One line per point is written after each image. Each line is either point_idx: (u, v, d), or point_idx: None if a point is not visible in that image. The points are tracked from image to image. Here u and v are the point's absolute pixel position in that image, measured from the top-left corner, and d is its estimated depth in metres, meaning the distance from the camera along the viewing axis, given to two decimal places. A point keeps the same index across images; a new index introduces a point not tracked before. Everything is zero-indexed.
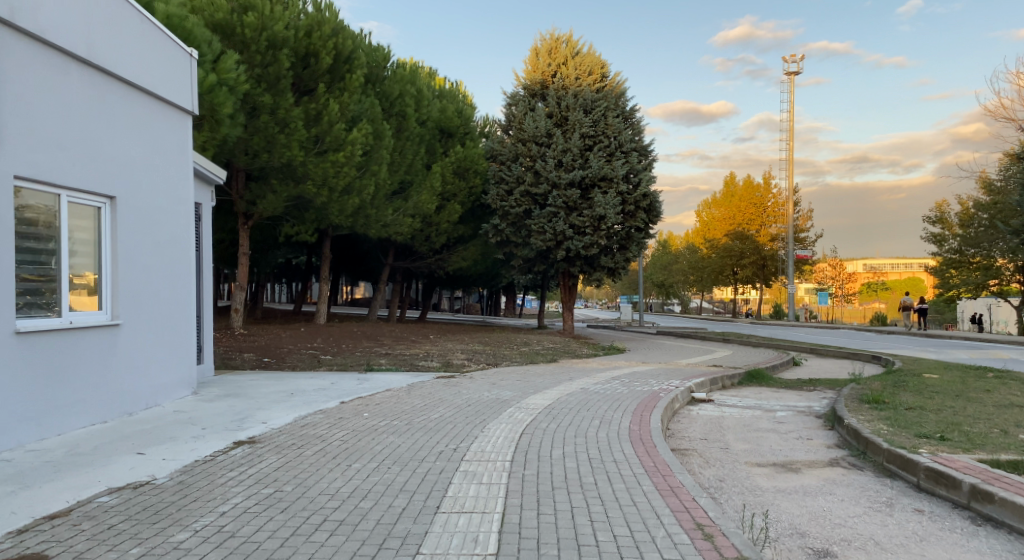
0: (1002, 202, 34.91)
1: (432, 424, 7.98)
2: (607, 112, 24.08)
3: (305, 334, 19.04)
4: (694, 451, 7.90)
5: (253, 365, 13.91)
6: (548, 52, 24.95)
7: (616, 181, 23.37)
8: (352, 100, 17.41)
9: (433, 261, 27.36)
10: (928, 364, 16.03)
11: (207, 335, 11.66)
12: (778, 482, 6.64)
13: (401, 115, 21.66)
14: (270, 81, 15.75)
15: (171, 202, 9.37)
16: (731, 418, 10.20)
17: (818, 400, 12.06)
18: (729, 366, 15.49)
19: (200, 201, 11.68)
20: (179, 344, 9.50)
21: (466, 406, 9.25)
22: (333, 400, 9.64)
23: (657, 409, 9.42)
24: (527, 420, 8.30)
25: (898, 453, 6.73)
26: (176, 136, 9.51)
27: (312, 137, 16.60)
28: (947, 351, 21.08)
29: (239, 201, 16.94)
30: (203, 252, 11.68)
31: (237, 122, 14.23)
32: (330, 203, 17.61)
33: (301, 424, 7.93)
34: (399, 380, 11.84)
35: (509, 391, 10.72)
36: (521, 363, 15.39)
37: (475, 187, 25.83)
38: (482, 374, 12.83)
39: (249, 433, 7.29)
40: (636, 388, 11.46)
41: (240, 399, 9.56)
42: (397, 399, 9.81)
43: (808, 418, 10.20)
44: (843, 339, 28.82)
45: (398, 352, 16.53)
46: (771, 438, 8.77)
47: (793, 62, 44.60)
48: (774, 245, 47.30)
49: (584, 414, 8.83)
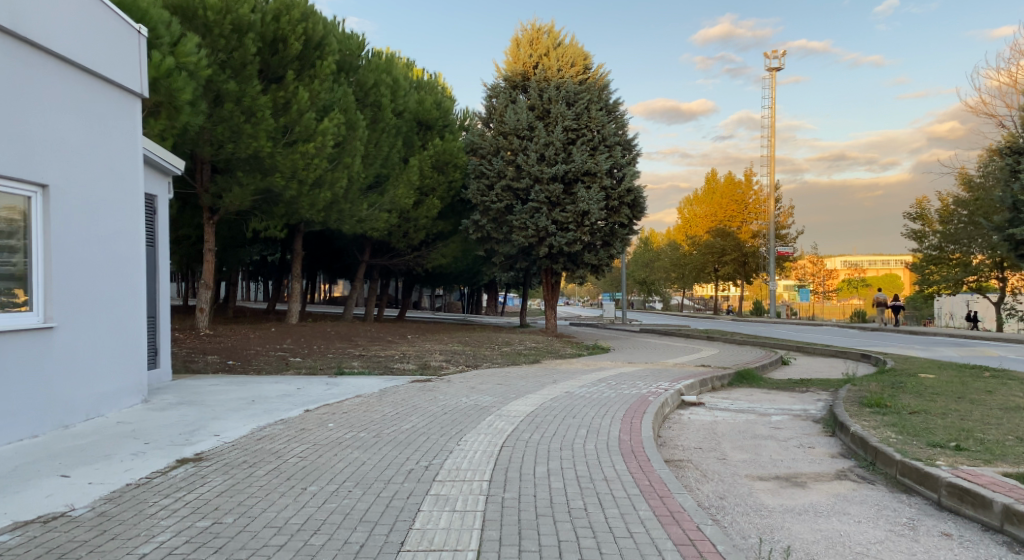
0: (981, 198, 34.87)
1: (404, 436, 7.25)
2: (590, 104, 23.46)
3: (275, 334, 18.18)
4: (689, 463, 7.23)
5: (217, 369, 13.05)
6: (529, 42, 24.26)
7: (599, 176, 22.82)
8: (323, 88, 16.61)
9: (411, 257, 26.54)
10: (921, 363, 15.54)
11: (164, 337, 10.86)
12: (785, 500, 6.00)
13: (377, 106, 20.88)
14: (236, 67, 14.96)
15: (117, 192, 8.56)
16: (725, 423, 9.55)
17: (813, 402, 11.47)
18: (718, 366, 14.89)
19: (154, 193, 10.87)
20: (129, 348, 8.71)
21: (442, 415, 8.52)
22: (297, 409, 8.84)
23: (647, 414, 8.75)
24: (508, 430, 7.59)
25: (913, 465, 6.15)
26: (122, 121, 8.69)
27: (280, 127, 15.81)
28: (934, 350, 20.64)
29: (204, 195, 16.19)
30: (159, 247, 10.88)
31: (198, 109, 13.39)
32: (301, 197, 16.77)
33: (256, 436, 7.14)
34: (371, 385, 11.08)
35: (489, 396, 10.01)
36: (502, 365, 14.69)
37: (455, 182, 25.12)
38: (460, 378, 12.10)
39: (196, 449, 6.51)
40: (623, 391, 10.79)
41: (194, 408, 8.74)
42: (367, 406, 9.04)
43: (806, 423, 9.58)
44: (827, 337, 28.51)
45: (372, 353, 15.73)
46: (770, 446, 8.15)
47: (774, 58, 44.50)
48: (756, 241, 47.01)
49: (569, 422, 8.14)
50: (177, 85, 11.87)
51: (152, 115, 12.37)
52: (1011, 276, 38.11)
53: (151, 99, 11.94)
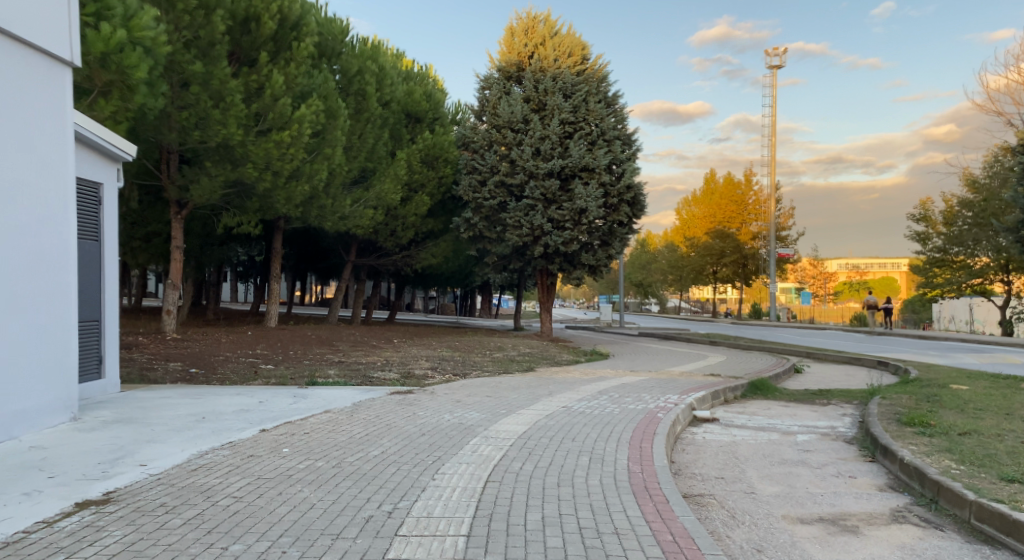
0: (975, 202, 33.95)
1: (369, 467, 6.01)
2: (587, 97, 22.33)
3: (249, 338, 16.88)
4: (713, 500, 6.02)
5: (177, 378, 11.74)
6: (525, 31, 23.02)
7: (598, 172, 21.69)
8: (300, 72, 15.45)
9: (400, 257, 25.28)
10: (945, 371, 14.37)
11: (111, 341, 9.77)
12: (840, 554, 4.80)
13: (360, 95, 19.60)
14: (203, 47, 13.81)
15: (39, 172, 7.31)
16: (746, 446, 8.32)
17: (838, 418, 10.26)
18: (728, 376, 13.65)
19: (99, 180, 9.69)
20: (58, 358, 7.52)
21: (420, 437, 7.28)
22: (250, 429, 7.61)
23: (657, 436, 7.51)
24: (495, 458, 6.36)
25: (997, 510, 4.96)
26: (47, 92, 7.46)
27: (253, 114, 14.59)
28: (951, 356, 19.49)
29: (171, 187, 14.97)
30: (104, 241, 9.74)
31: (157, 91, 12.12)
32: (275, 191, 15.52)
33: (190, 467, 5.89)
34: (344, 398, 9.84)
35: (475, 412, 8.76)
36: (493, 372, 13.44)
37: (445, 178, 23.89)
38: (446, 389, 10.84)
39: (108, 486, 5.25)
40: (627, 405, 9.57)
41: (131, 427, 7.50)
42: (332, 427, 7.77)
43: (838, 444, 8.38)
44: (833, 342, 27.28)
45: (353, 359, 14.48)
46: (804, 475, 6.94)
47: (775, 56, 43.53)
48: (756, 243, 45.85)
49: (567, 446, 6.93)
50: (130, 61, 10.64)
51: (104, 94, 11.09)
52: (1017, 280, 36.90)
53: (101, 76, 10.70)
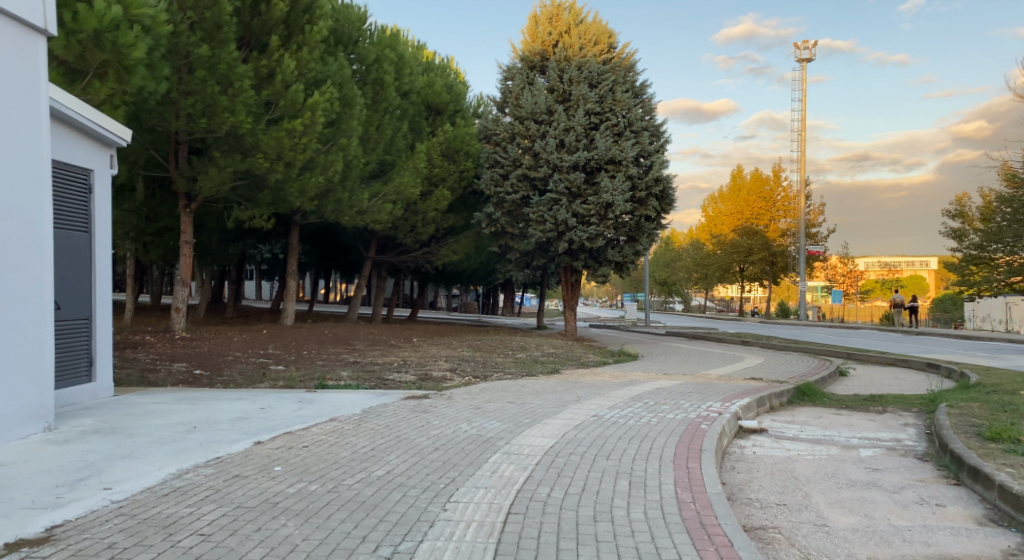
0: (1012, 196, 32.48)
1: (371, 493, 5.11)
2: (614, 86, 21.33)
3: (262, 338, 16.14)
4: (778, 535, 5.05)
5: (178, 380, 10.95)
6: (549, 19, 22.02)
7: (625, 164, 20.69)
8: (312, 57, 14.63)
9: (420, 254, 24.45)
10: (1009, 376, 13.12)
11: (103, 341, 9.07)
12: None
13: (378, 84, 18.92)
14: (209, 29, 13.05)
15: (7, 152, 6.51)
16: (804, 463, 7.29)
17: (902, 429, 9.17)
18: (772, 380, 12.58)
19: (90, 166, 8.91)
20: (31, 362, 6.74)
21: (434, 452, 6.38)
22: (244, 441, 6.77)
23: (705, 453, 6.52)
24: (520, 482, 5.42)
25: None
26: (18, 64, 6.68)
27: (262, 102, 13.84)
28: (1004, 359, 18.16)
29: (178, 179, 14.29)
30: (96, 232, 8.99)
31: (159, 74, 11.34)
32: (287, 183, 14.74)
33: (162, 492, 5.04)
34: (354, 403, 9.00)
35: (497, 422, 7.83)
36: (516, 375, 12.53)
37: (466, 172, 23.05)
38: (467, 394, 9.94)
39: (58, 517, 4.43)
40: (665, 414, 8.58)
41: (112, 439, 6.70)
42: (335, 439, 6.89)
43: (911, 462, 7.32)
44: (873, 343, 25.95)
45: (368, 360, 13.66)
46: (881, 501, 5.94)
47: (807, 48, 42.11)
48: (785, 240, 44.47)
49: (602, 466, 5.99)
50: (126, 40, 9.87)
51: (99, 77, 10.36)
52: None
53: (95, 56, 9.94)
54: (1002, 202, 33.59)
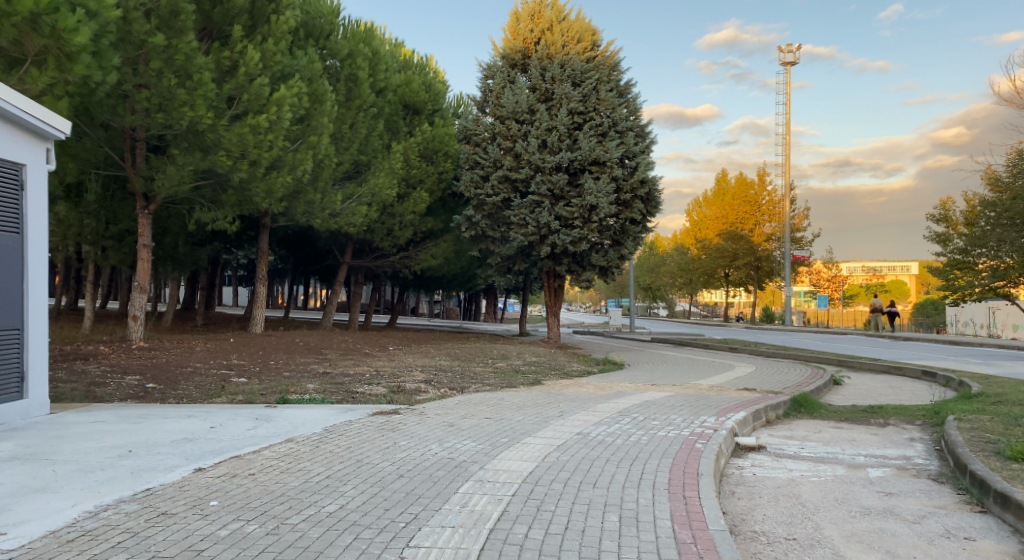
0: (996, 199, 31.98)
1: (315, 536, 4.31)
2: (598, 85, 20.70)
3: (228, 346, 15.28)
4: None
5: (127, 395, 10.06)
6: (530, 16, 21.33)
7: (609, 166, 20.06)
8: (278, 49, 13.79)
9: (397, 258, 23.64)
10: (1011, 384, 12.55)
11: (36, 353, 8.24)
12: None
13: (352, 80, 18.14)
14: (165, 18, 12.25)
15: None
16: (810, 486, 6.58)
17: (909, 444, 8.51)
18: (766, 390, 11.90)
19: (22, 160, 8.06)
20: None
21: (395, 481, 5.59)
22: (183, 469, 5.95)
23: (704, 478, 5.81)
24: (493, 520, 4.63)
25: None
26: None
27: (224, 97, 13.04)
28: (998, 366, 17.62)
29: (136, 178, 13.42)
30: (28, 232, 8.13)
31: (108, 63, 10.54)
32: (252, 182, 13.91)
33: (67, 537, 4.23)
34: (315, 421, 8.18)
35: (472, 442, 7.06)
36: (494, 386, 11.78)
37: (446, 173, 22.33)
38: (440, 409, 9.16)
39: None
40: (656, 431, 7.85)
41: (28, 467, 5.85)
42: (287, 465, 6.10)
43: (926, 484, 6.62)
44: (862, 349, 25.46)
45: (338, 370, 12.85)
46: (904, 534, 5.23)
47: (790, 52, 41.87)
48: (769, 245, 44.07)
49: (587, 496, 5.23)
50: (67, 24, 9.09)
51: (38, 65, 9.48)
52: None
53: (34, 42, 9.14)
54: (986, 206, 33.14)
